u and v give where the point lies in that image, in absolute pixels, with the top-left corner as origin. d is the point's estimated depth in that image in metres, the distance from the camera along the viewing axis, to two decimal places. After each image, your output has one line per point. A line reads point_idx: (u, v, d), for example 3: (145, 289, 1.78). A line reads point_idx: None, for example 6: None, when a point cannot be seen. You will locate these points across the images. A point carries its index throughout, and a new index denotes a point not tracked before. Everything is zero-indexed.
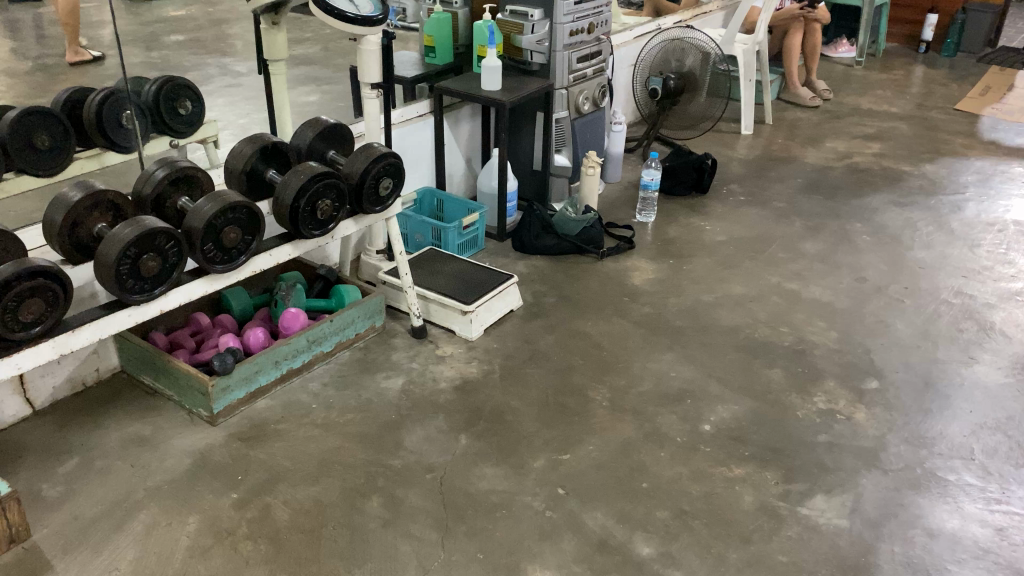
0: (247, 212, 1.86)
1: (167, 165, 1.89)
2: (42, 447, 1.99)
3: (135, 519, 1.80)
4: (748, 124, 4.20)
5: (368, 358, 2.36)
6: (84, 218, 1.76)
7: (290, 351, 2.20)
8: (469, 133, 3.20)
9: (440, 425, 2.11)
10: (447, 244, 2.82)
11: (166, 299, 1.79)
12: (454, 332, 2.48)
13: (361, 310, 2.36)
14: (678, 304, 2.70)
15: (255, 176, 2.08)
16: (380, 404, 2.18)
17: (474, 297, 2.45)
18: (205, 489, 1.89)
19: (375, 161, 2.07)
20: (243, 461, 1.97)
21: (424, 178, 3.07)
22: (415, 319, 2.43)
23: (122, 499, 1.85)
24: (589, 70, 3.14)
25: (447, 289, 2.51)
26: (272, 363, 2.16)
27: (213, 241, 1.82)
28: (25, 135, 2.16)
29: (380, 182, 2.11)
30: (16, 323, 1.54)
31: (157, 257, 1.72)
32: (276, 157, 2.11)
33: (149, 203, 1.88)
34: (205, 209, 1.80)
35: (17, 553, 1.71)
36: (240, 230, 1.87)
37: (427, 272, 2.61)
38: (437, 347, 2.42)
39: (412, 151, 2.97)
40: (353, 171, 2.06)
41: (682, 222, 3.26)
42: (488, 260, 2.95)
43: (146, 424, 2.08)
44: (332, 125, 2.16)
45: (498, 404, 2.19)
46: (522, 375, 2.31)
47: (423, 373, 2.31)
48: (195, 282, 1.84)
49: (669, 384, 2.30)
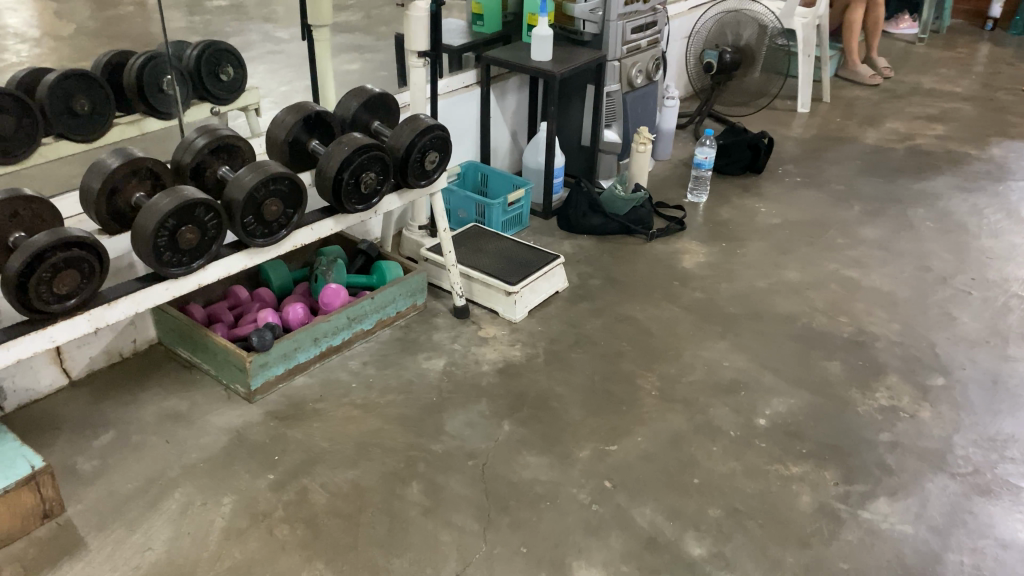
0: (289, 184, 1.79)
1: (208, 133, 1.81)
2: (77, 419, 1.95)
3: (170, 498, 1.75)
4: (805, 102, 4.03)
5: (408, 338, 2.28)
6: (122, 186, 1.70)
7: (330, 329, 2.13)
8: (515, 106, 3.09)
9: (482, 410, 2.02)
10: (491, 221, 2.73)
11: (205, 272, 1.74)
12: (497, 314, 2.40)
13: (402, 288, 2.29)
14: (730, 290, 2.58)
15: (298, 146, 2.00)
16: (420, 385, 2.10)
17: (518, 277, 2.37)
18: (242, 467, 1.84)
19: (422, 133, 1.98)
20: (280, 441, 1.91)
21: (468, 152, 2.98)
22: (458, 299, 2.35)
23: (158, 475, 1.81)
24: (644, 41, 3.01)
25: (491, 268, 2.42)
26: (311, 339, 2.10)
27: (254, 214, 1.75)
28: (63, 97, 2.11)
29: (426, 155, 2.02)
30: (49, 295, 1.48)
31: (197, 230, 1.66)
32: (322, 127, 2.03)
33: (188, 172, 1.81)
34: (248, 179, 1.72)
35: (51, 528, 1.67)
36: (281, 204, 1.79)
37: (469, 249, 2.52)
38: (479, 328, 2.34)
39: (456, 124, 2.88)
40: (398, 143, 1.97)
41: (735, 203, 3.13)
42: (532, 239, 2.85)
43: (182, 398, 2.03)
44: (380, 94, 2.08)
45: (542, 390, 2.11)
46: (567, 361, 2.22)
47: (465, 355, 2.23)
48: (235, 257, 1.78)
49: (722, 374, 2.20)
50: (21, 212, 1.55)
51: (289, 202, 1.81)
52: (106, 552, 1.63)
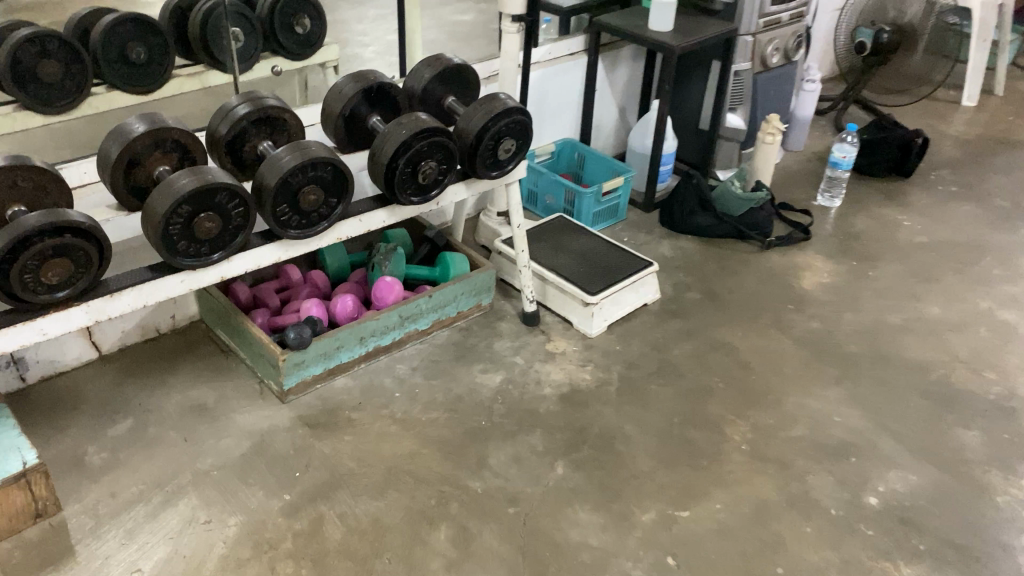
0: (333, 170, 1.53)
1: (251, 102, 1.57)
2: (98, 400, 1.79)
3: (172, 511, 1.57)
4: (972, 94, 3.47)
5: (467, 343, 2.02)
6: (144, 158, 1.48)
7: (379, 327, 1.90)
8: (627, 79, 2.73)
9: (534, 445, 1.75)
10: (580, 211, 2.43)
11: (229, 265, 1.51)
12: (572, 324, 2.10)
13: (466, 286, 2.02)
14: (853, 323, 2.18)
15: (356, 121, 1.74)
16: (470, 404, 1.84)
17: (600, 286, 2.06)
18: (257, 482, 1.64)
19: (499, 116, 1.68)
20: (303, 454, 1.70)
21: (567, 128, 2.67)
22: (528, 304, 2.06)
23: (166, 480, 1.63)
24: (785, 14, 2.57)
25: (571, 272, 2.12)
26: (356, 338, 1.86)
27: (288, 203, 1.51)
28: (117, 44, 1.93)
29: (500, 142, 1.72)
30: (36, 285, 1.29)
31: (218, 219, 1.42)
32: (386, 101, 1.76)
33: (224, 145, 1.57)
34: (284, 162, 1.47)
35: (42, 529, 1.52)
36: (322, 192, 1.54)
37: (550, 245, 2.23)
38: (548, 340, 2.05)
39: (555, 96, 2.56)
40: (468, 127, 1.69)
41: (872, 212, 2.68)
42: (628, 235, 2.52)
43: (210, 389, 1.84)
44: (457, 65, 1.80)
45: (610, 427, 1.81)
46: (644, 393, 1.91)
47: (527, 372, 1.95)
48: (266, 249, 1.55)
49: (829, 433, 1.84)
50: (22, 184, 1.36)
51: (332, 191, 1.56)
52: (91, 567, 1.46)
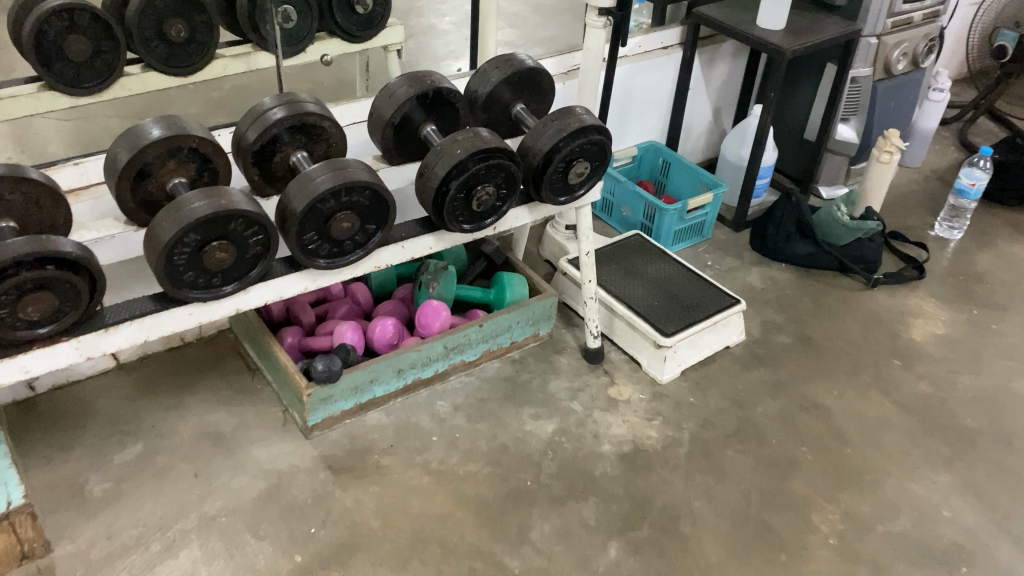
0: (372, 195, 1.30)
1: (285, 106, 1.34)
2: (108, 417, 1.62)
3: (170, 563, 1.39)
4: None
5: (519, 380, 1.79)
6: (156, 168, 1.27)
7: (420, 359, 1.68)
8: (726, 77, 2.40)
9: (585, 517, 1.51)
10: (660, 228, 2.16)
11: (246, 296, 1.31)
12: (640, 366, 1.85)
13: (522, 315, 1.78)
14: (972, 388, 1.87)
15: (407, 130, 1.49)
16: (516, 458, 1.61)
17: (677, 326, 1.80)
18: (268, 536, 1.44)
19: (572, 136, 1.44)
20: (322, 505, 1.50)
21: (654, 129, 2.39)
22: (592, 340, 1.82)
23: (168, 523, 1.45)
24: (918, 14, 2.22)
25: (644, 305, 1.86)
26: (393, 371, 1.65)
27: (317, 231, 1.29)
28: (155, 20, 1.71)
29: (572, 165, 1.47)
30: (14, 322, 1.10)
31: (233, 249, 1.21)
32: (444, 107, 1.51)
33: (251, 155, 1.35)
34: (315, 185, 1.25)
35: (27, 572, 1.35)
36: (359, 218, 1.31)
37: (622, 269, 1.96)
38: (611, 383, 1.80)
39: (643, 94, 2.27)
40: (536, 146, 1.44)
41: (999, 249, 2.32)
42: (712, 257, 2.23)
43: (230, 415, 1.65)
44: (529, 69, 1.54)
45: (675, 502, 1.56)
46: (717, 460, 1.65)
47: (585, 422, 1.70)
48: (290, 278, 1.34)
49: (936, 531, 1.55)
50: (11, 196, 1.16)
51: (371, 217, 1.33)
52: None
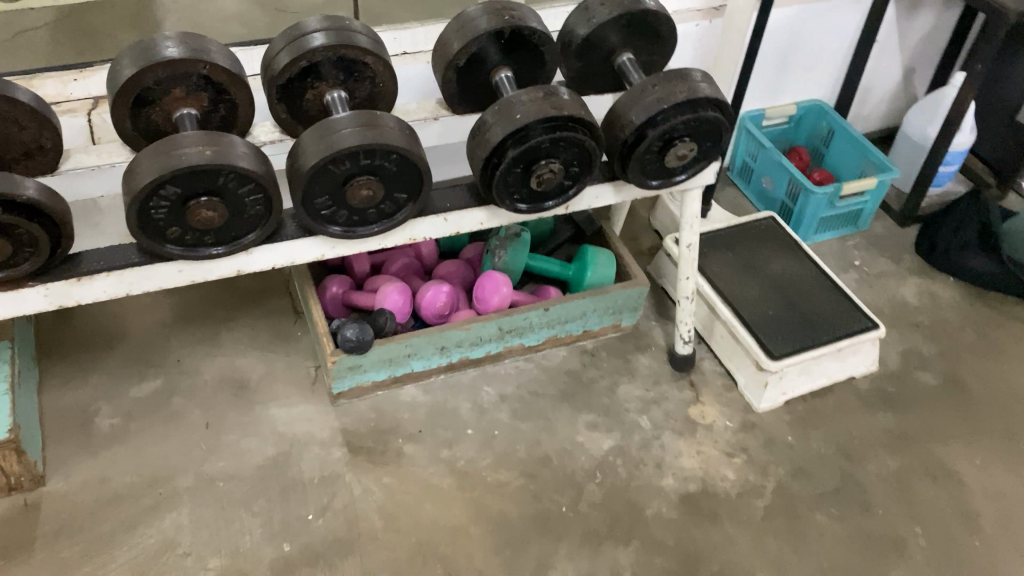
0: (400, 161, 1.05)
1: (319, 33, 1.08)
2: (138, 343, 1.51)
3: (153, 525, 1.27)
4: None
5: (586, 376, 1.53)
6: (160, 95, 1.07)
7: (470, 338, 1.45)
8: (928, 31, 1.92)
9: (621, 569, 1.26)
10: (802, 211, 1.78)
11: (248, 257, 1.11)
12: (735, 385, 1.54)
13: (599, 303, 1.50)
14: None
15: (476, 74, 1.20)
16: (557, 474, 1.37)
17: (788, 347, 1.46)
18: (260, 515, 1.29)
19: (676, 108, 1.11)
20: (327, 488, 1.33)
21: (821, 85, 1.96)
22: (681, 346, 1.51)
23: (163, 478, 1.33)
24: None
25: (754, 311, 1.53)
26: (436, 347, 1.43)
27: (330, 195, 1.06)
28: None
29: (673, 145, 1.15)
30: None
31: (223, 207, 1.01)
32: (526, 49, 1.20)
33: (276, 90, 1.12)
34: (334, 140, 1.01)
35: (13, 505, 1.28)
36: (386, 184, 1.07)
37: (738, 261, 1.63)
38: (694, 400, 1.51)
39: (812, 43, 1.84)
40: (627, 116, 1.13)
41: None
42: (862, 256, 1.83)
43: (258, 362, 1.50)
44: (642, 11, 1.19)
45: (736, 570, 1.27)
46: (802, 525, 1.34)
47: (650, 444, 1.43)
48: (302, 243, 1.12)
49: None
50: None
51: (399, 184, 1.08)
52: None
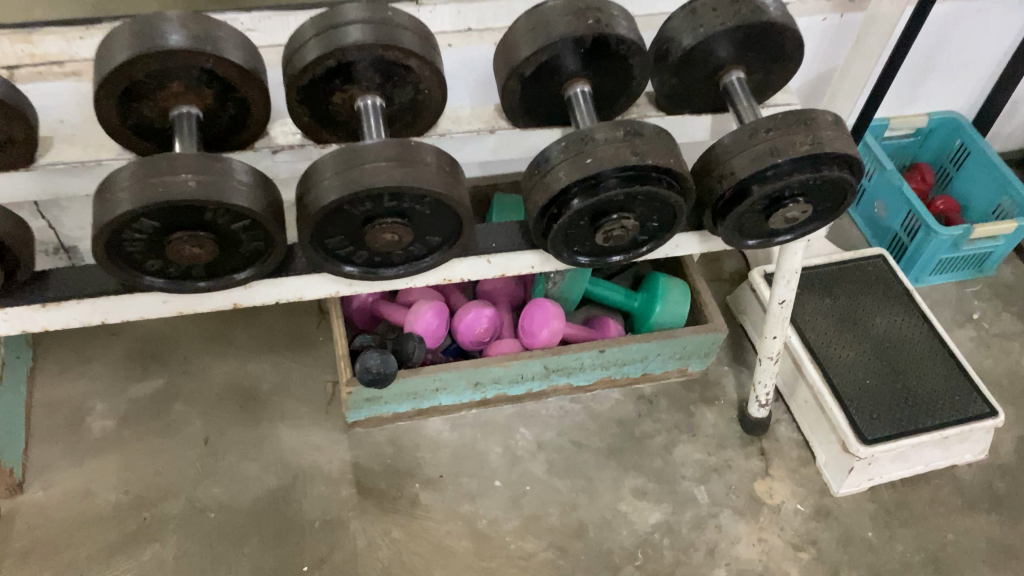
0: (434, 204, 0.83)
1: (350, 26, 0.86)
2: (145, 333, 1.36)
3: (132, 557, 1.13)
4: None
5: (639, 429, 1.32)
6: (151, 91, 0.87)
7: (509, 376, 1.25)
8: None
9: None
10: (919, 248, 1.51)
11: (247, 292, 0.92)
12: (813, 460, 1.32)
13: (664, 348, 1.28)
14: None
15: (546, 85, 0.97)
16: (591, 549, 1.19)
17: (884, 430, 1.23)
18: (250, 558, 1.14)
19: (794, 164, 0.86)
20: (328, 536, 1.17)
21: (961, 95, 1.65)
22: (755, 409, 1.30)
23: (150, 499, 1.19)
24: None
25: (848, 379, 1.29)
26: (468, 383, 1.24)
27: (345, 237, 0.85)
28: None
29: (784, 208, 0.90)
30: None
31: (212, 245, 0.82)
32: (611, 59, 0.95)
33: (297, 92, 0.91)
34: (355, 176, 0.80)
35: None
36: (415, 228, 0.86)
37: (836, 312, 1.39)
38: (762, 473, 1.30)
39: (960, 49, 1.53)
40: (729, 166, 0.89)
41: None
42: (982, 308, 1.56)
43: (272, 369, 1.34)
44: (764, 24, 0.93)
45: None
46: None
47: (703, 524, 1.23)
48: (312, 281, 0.93)
49: None
50: None
51: (432, 227, 0.87)
52: None
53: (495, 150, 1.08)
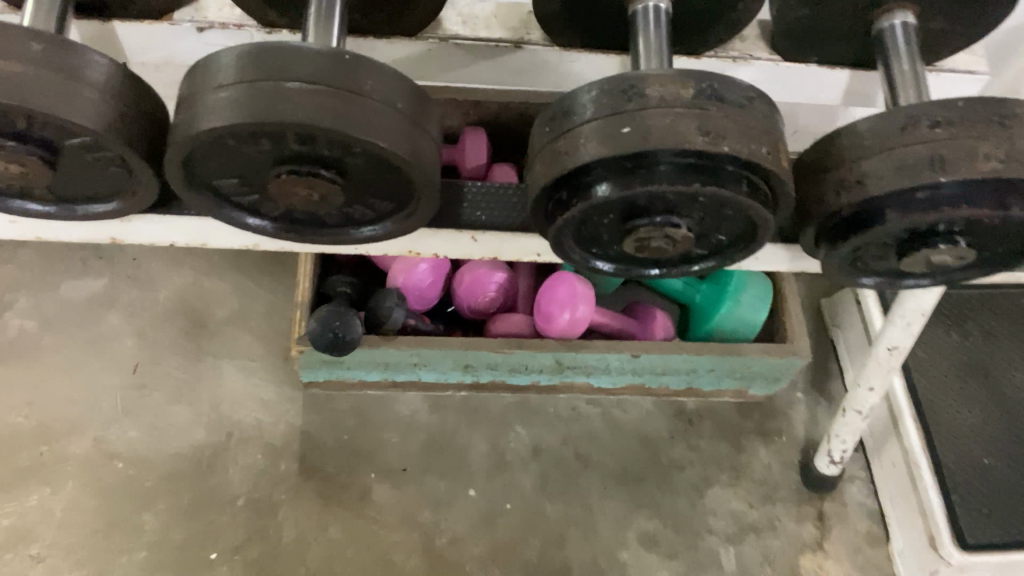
0: (372, 159, 0.54)
1: None
2: None
3: (12, 498, 0.92)
4: None
5: (667, 455, 1.03)
6: None
7: (510, 363, 0.97)
8: None
9: None
10: None
11: (126, 226, 0.66)
12: (888, 543, 0.99)
13: (719, 365, 0.97)
14: None
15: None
16: None
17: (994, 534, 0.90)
18: (152, 532, 0.92)
19: (966, 189, 0.52)
20: (246, 520, 0.93)
21: None
22: (825, 465, 0.98)
23: (53, 431, 0.97)
24: None
25: (958, 452, 0.95)
26: (456, 364, 0.97)
27: (242, 179, 0.57)
28: None
29: (930, 249, 0.56)
30: None
31: (36, 166, 0.54)
32: None
33: None
34: (246, 97, 0.50)
35: None
36: (349, 184, 0.57)
37: (961, 356, 1.03)
38: (819, 543, 0.98)
39: None
40: (855, 170, 0.55)
41: None
42: None
43: (234, 296, 1.10)
44: None
45: None
46: None
47: None
48: (214, 226, 0.65)
49: None
50: None
51: (377, 187, 0.57)
52: None
53: (509, 65, 0.79)
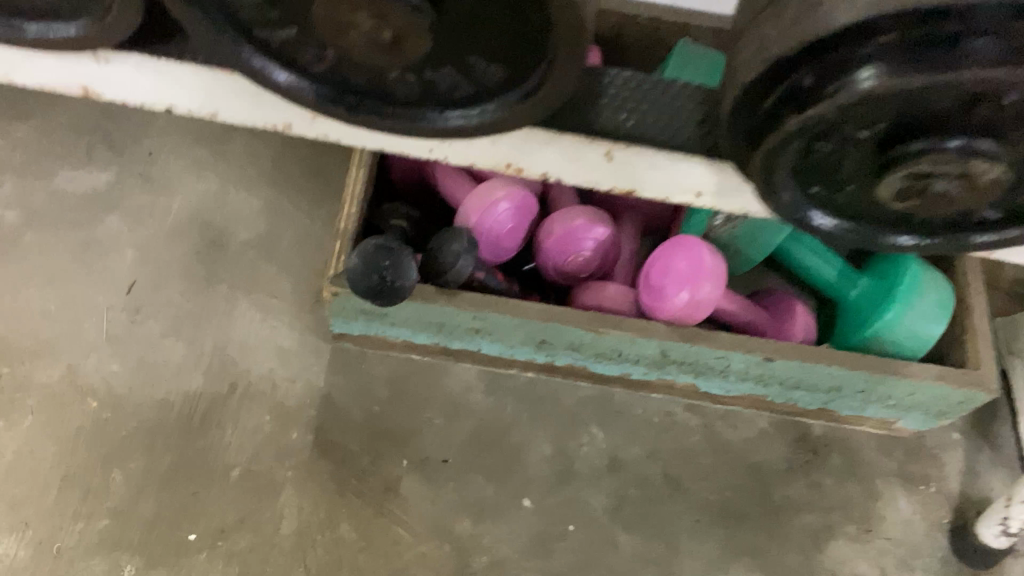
0: None
1: None
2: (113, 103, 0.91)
3: None
4: None
5: (780, 490, 0.80)
6: None
7: (600, 347, 0.75)
8: None
9: None
10: None
11: (103, 69, 0.46)
12: None
13: (874, 387, 0.74)
14: None
15: None
16: None
17: None
18: (117, 496, 0.72)
19: None
20: (239, 500, 0.73)
21: None
22: (992, 532, 0.73)
23: (17, 351, 0.78)
24: None
25: None
26: (530, 338, 0.75)
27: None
28: None
29: None
30: None
31: None
32: None
33: None
34: None
35: None
36: (440, 23, 0.38)
37: None
38: None
39: None
40: None
41: None
42: None
43: (262, 213, 0.87)
44: None
45: None
46: None
47: None
48: (226, 87, 0.46)
49: None
50: None
51: (488, 34, 0.39)
52: None
53: None
